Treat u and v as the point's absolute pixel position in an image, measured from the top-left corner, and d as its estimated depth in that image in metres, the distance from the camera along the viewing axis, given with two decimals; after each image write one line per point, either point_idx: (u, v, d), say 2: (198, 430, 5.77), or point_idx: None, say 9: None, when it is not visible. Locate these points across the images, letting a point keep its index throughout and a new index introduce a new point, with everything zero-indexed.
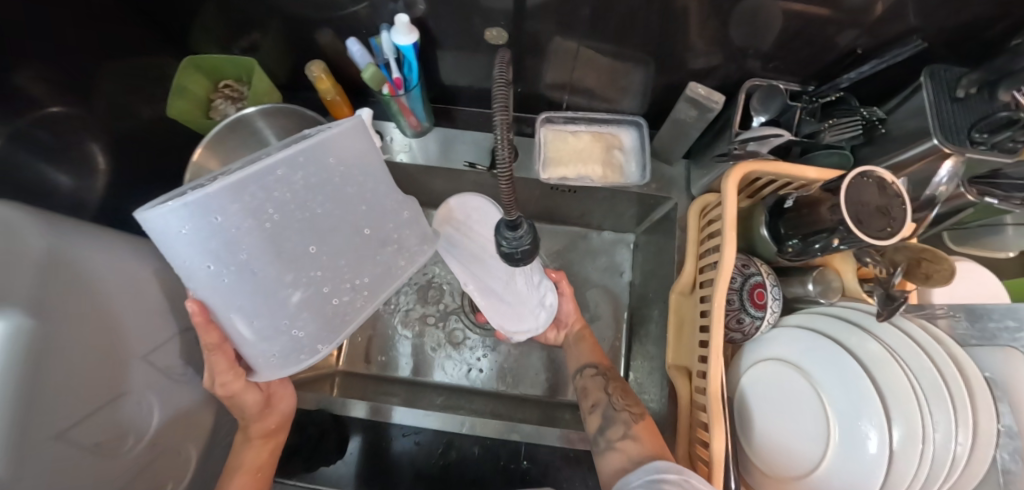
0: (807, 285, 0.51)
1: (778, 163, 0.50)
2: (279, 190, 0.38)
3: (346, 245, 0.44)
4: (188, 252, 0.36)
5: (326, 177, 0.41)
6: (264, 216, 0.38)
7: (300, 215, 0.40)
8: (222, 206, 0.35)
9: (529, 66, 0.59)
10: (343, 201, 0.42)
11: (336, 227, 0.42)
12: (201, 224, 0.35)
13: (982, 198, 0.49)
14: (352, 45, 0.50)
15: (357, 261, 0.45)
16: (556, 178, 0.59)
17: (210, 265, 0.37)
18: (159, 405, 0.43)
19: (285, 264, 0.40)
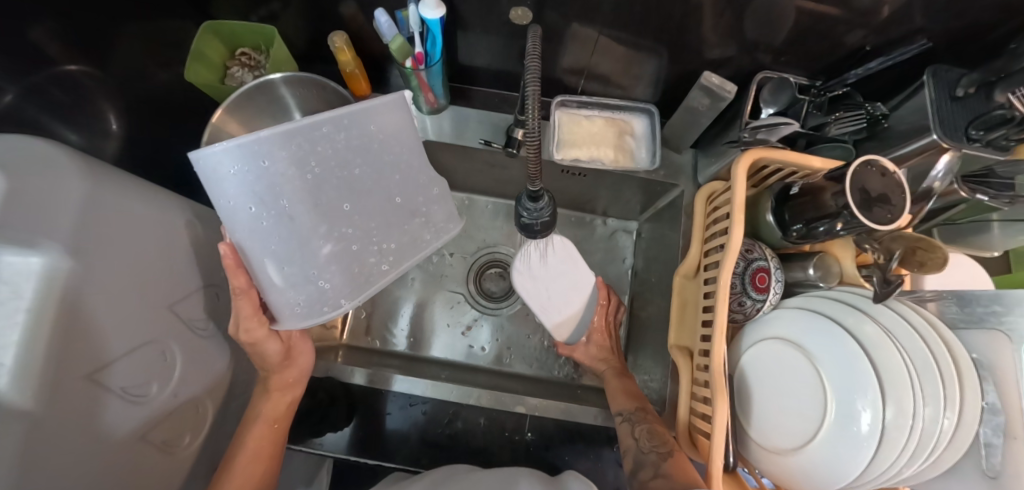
0: (807, 270, 0.53)
1: (787, 151, 0.52)
2: (322, 145, 0.40)
3: (381, 207, 0.45)
4: (234, 192, 0.37)
5: (366, 142, 0.42)
6: (309, 166, 0.39)
7: (339, 173, 0.41)
8: (272, 151, 0.37)
9: (547, 49, 0.60)
10: (381, 167, 0.44)
11: (371, 191, 0.44)
12: (250, 168, 0.37)
13: (975, 195, 0.52)
14: (380, 15, 0.51)
15: (386, 227, 0.46)
16: (569, 159, 0.61)
17: (252, 207, 0.38)
18: (181, 354, 0.43)
19: (319, 215, 0.41)
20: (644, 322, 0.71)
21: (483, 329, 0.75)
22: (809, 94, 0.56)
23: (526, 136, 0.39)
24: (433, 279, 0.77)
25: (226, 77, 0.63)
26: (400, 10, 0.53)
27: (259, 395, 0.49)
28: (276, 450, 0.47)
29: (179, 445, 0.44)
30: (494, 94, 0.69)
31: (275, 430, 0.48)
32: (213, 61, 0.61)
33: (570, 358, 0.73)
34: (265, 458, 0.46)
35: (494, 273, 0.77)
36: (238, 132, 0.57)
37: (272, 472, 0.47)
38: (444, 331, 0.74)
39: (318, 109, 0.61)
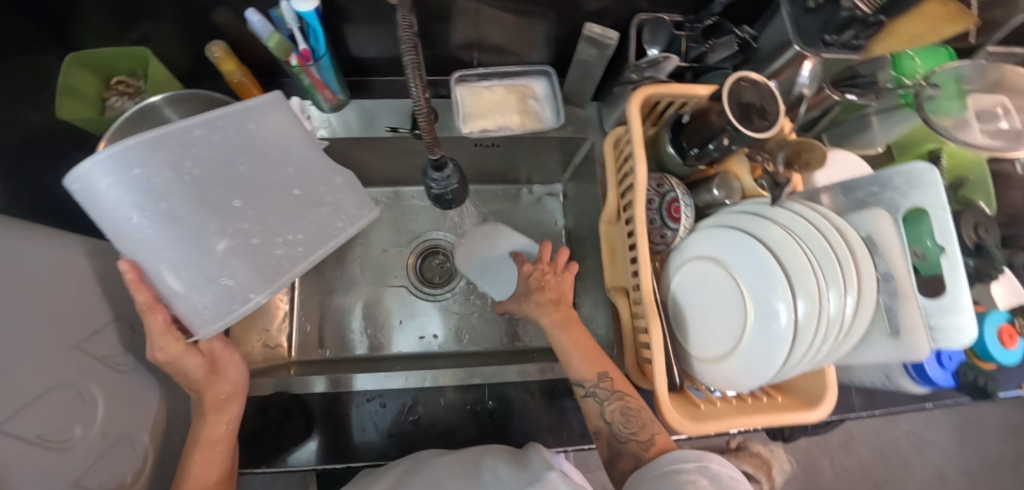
0: (713, 191, 0.57)
1: (673, 84, 0.55)
2: (199, 147, 0.39)
3: (276, 200, 0.44)
4: (112, 203, 0.36)
5: (248, 140, 0.43)
6: (184, 167, 0.38)
7: (223, 172, 0.41)
8: (144, 157, 0.36)
9: (436, 28, 0.61)
10: (267, 163, 0.44)
11: (264, 185, 0.44)
12: (124, 179, 0.36)
13: (846, 96, 0.57)
14: (251, 16, 0.49)
15: (289, 217, 0.45)
16: (478, 131, 0.61)
17: (136, 217, 0.36)
18: (102, 394, 0.39)
19: (208, 211, 0.40)
20: (584, 276, 0.73)
21: (433, 317, 0.75)
22: (685, 28, 0.57)
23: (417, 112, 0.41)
24: (373, 278, 0.76)
25: (106, 109, 0.60)
26: (273, 9, 0.52)
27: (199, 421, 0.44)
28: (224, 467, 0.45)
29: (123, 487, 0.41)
30: (394, 81, 0.69)
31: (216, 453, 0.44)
32: (86, 93, 0.58)
33: (523, 326, 0.74)
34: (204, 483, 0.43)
35: (435, 261, 0.78)
36: None
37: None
38: (393, 327, 0.74)
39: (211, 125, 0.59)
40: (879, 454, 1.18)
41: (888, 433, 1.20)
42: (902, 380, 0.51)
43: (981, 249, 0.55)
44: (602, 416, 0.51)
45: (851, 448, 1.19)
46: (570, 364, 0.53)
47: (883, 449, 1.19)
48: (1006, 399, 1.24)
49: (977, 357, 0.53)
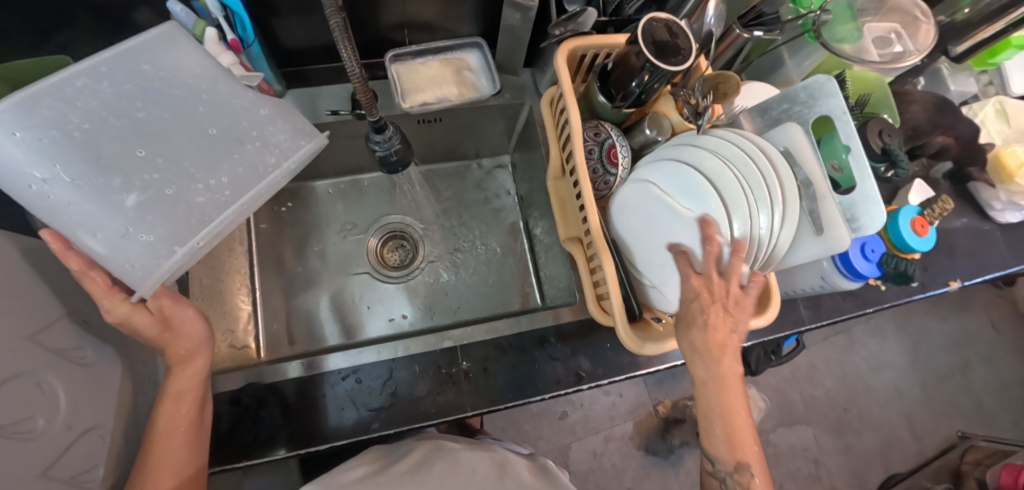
0: (646, 131, 0.60)
1: (595, 36, 0.57)
2: (84, 100, 0.38)
3: (187, 147, 0.44)
4: (7, 169, 0.35)
5: (143, 82, 0.42)
6: (72, 123, 0.38)
7: (122, 121, 0.41)
8: (31, 119, 0.36)
9: (364, 9, 0.62)
10: (171, 106, 0.44)
11: (173, 129, 0.44)
12: (15, 142, 0.35)
13: (752, 33, 0.62)
14: (173, 5, 0.51)
15: (207, 160, 0.46)
16: (418, 105, 0.63)
17: (39, 181, 0.37)
18: (63, 387, 0.38)
19: (110, 167, 0.40)
20: (540, 237, 0.75)
21: (400, 298, 0.75)
22: None
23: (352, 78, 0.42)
24: (335, 267, 0.76)
25: None
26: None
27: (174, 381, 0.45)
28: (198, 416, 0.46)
29: (96, 480, 0.40)
30: (329, 68, 0.70)
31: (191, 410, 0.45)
32: None
33: (490, 293, 0.76)
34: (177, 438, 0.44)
35: (395, 244, 0.79)
36: None
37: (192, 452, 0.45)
38: (361, 313, 0.73)
39: None
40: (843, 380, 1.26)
41: (848, 359, 1.28)
42: (836, 277, 0.58)
43: (887, 154, 0.61)
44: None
45: (818, 380, 1.26)
46: (712, 435, 0.52)
47: (845, 375, 1.27)
48: (944, 312, 1.35)
49: (896, 248, 0.59)
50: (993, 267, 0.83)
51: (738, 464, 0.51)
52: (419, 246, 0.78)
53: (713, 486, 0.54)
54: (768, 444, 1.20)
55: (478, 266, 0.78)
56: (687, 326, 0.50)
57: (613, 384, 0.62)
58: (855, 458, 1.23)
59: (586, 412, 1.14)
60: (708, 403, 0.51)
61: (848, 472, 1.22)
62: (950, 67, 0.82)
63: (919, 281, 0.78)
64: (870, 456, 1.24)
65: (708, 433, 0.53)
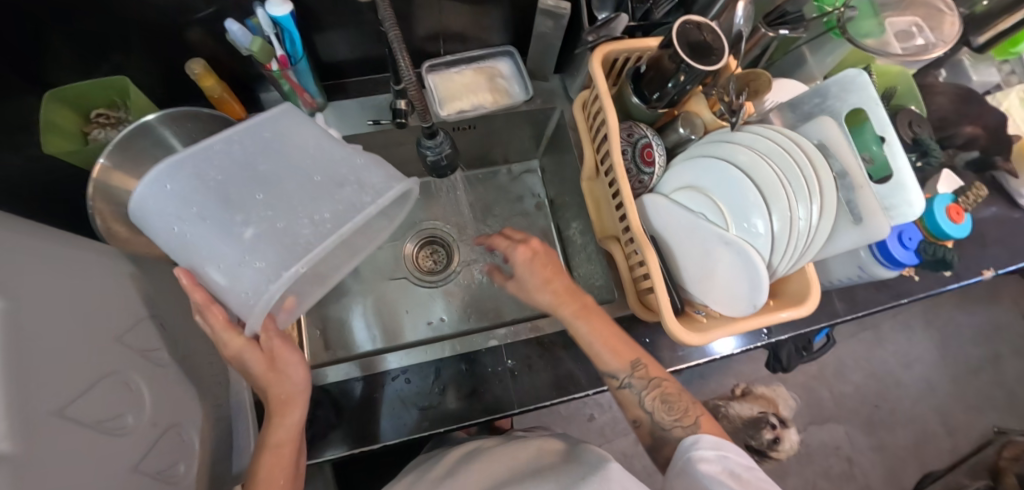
0: (679, 130, 0.61)
1: (626, 40, 0.59)
2: (224, 157, 0.43)
3: (296, 189, 0.45)
4: (160, 218, 0.42)
5: (264, 144, 0.46)
6: (208, 177, 0.42)
7: (245, 174, 0.44)
8: (191, 169, 0.42)
9: (401, 22, 0.65)
10: (290, 162, 0.46)
11: (284, 179, 0.45)
12: (169, 190, 0.41)
13: (779, 32, 0.63)
14: (230, 25, 0.52)
15: (312, 202, 0.44)
16: (455, 112, 0.65)
17: (181, 223, 0.41)
18: (146, 386, 0.40)
19: (233, 206, 0.42)
20: (574, 237, 0.76)
21: (438, 302, 0.77)
22: None
23: (408, 86, 0.45)
24: (373, 274, 0.78)
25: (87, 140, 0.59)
26: (248, 19, 0.55)
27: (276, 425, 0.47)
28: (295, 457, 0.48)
29: (177, 475, 0.42)
30: (366, 81, 0.73)
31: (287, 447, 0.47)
32: (68, 130, 0.57)
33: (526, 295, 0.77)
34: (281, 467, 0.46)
35: (432, 249, 0.81)
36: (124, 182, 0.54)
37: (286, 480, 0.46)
38: (401, 317, 0.75)
39: None
40: (870, 375, 1.26)
41: (877, 355, 1.27)
42: (874, 267, 0.58)
43: (920, 144, 0.62)
44: (640, 406, 0.52)
45: (847, 377, 1.25)
46: (596, 357, 0.53)
47: (874, 371, 1.26)
48: (972, 305, 1.34)
49: (933, 236, 0.60)
50: None
51: (633, 362, 0.52)
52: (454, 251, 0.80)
53: (632, 404, 0.53)
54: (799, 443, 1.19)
55: (511, 268, 0.79)
56: (528, 290, 0.54)
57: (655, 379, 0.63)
58: (890, 455, 1.21)
59: (614, 414, 1.14)
60: (587, 342, 0.53)
61: (883, 469, 1.20)
62: (972, 58, 0.83)
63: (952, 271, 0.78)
64: (904, 453, 1.22)
65: (600, 359, 0.53)
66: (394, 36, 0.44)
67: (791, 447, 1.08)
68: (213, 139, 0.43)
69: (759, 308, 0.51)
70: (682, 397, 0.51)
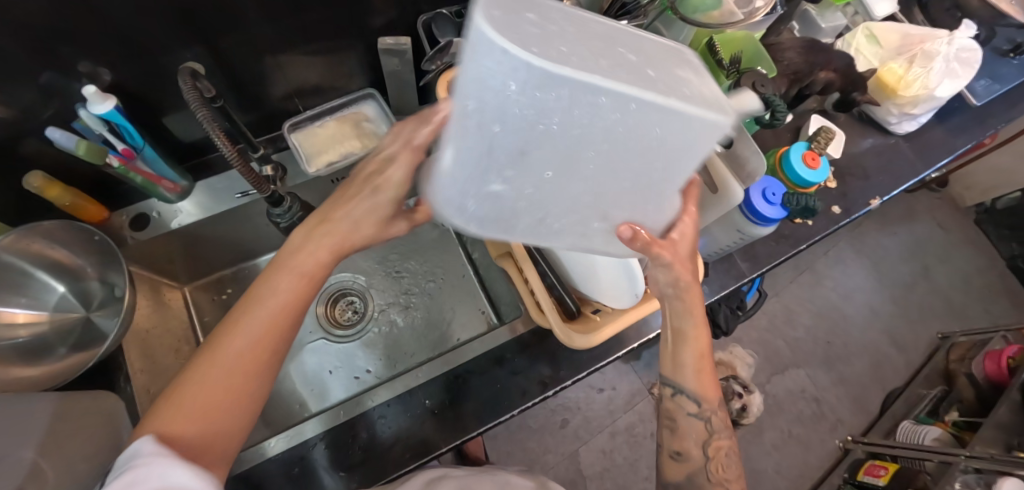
0: None
1: (467, 63, 0.60)
2: (518, 107, 0.30)
3: (585, 186, 0.36)
4: (494, 104, 0.30)
5: (569, 137, 0.32)
6: (486, 122, 0.31)
7: (541, 138, 0.32)
8: (496, 90, 0.29)
9: (251, 88, 0.64)
10: (537, 160, 0.33)
11: (533, 180, 0.35)
12: (493, 86, 0.29)
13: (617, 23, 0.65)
14: (49, 132, 0.50)
15: (561, 213, 0.38)
16: (324, 167, 0.65)
17: (536, 98, 0.29)
18: None
19: (533, 169, 0.34)
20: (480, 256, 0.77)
21: (362, 354, 0.75)
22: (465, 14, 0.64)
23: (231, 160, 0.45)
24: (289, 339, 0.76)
25: None
26: (76, 121, 0.54)
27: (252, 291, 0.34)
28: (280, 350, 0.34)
29: None
30: None
31: (270, 336, 0.33)
32: None
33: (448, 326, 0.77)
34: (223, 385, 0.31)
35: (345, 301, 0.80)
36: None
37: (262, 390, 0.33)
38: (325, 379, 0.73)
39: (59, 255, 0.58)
40: (817, 314, 1.31)
41: (819, 294, 1.32)
42: (750, 227, 0.61)
43: (766, 102, 0.65)
44: (701, 446, 0.50)
45: (797, 322, 1.29)
46: (682, 374, 0.49)
47: (820, 309, 1.31)
48: (893, 226, 1.42)
49: (796, 186, 0.63)
50: (907, 177, 0.88)
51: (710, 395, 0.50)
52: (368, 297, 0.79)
53: (693, 440, 0.50)
54: (767, 396, 1.22)
55: (428, 299, 0.79)
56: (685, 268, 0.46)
57: (578, 381, 0.64)
58: (852, 386, 1.26)
59: (584, 414, 1.14)
60: (686, 351, 0.48)
61: (849, 400, 1.25)
62: (817, 7, 0.87)
63: (842, 209, 0.82)
64: (865, 380, 1.27)
65: (674, 370, 0.50)
66: (204, 114, 0.45)
67: (757, 411, 1.05)
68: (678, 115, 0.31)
69: (641, 295, 0.51)
70: (734, 466, 0.51)
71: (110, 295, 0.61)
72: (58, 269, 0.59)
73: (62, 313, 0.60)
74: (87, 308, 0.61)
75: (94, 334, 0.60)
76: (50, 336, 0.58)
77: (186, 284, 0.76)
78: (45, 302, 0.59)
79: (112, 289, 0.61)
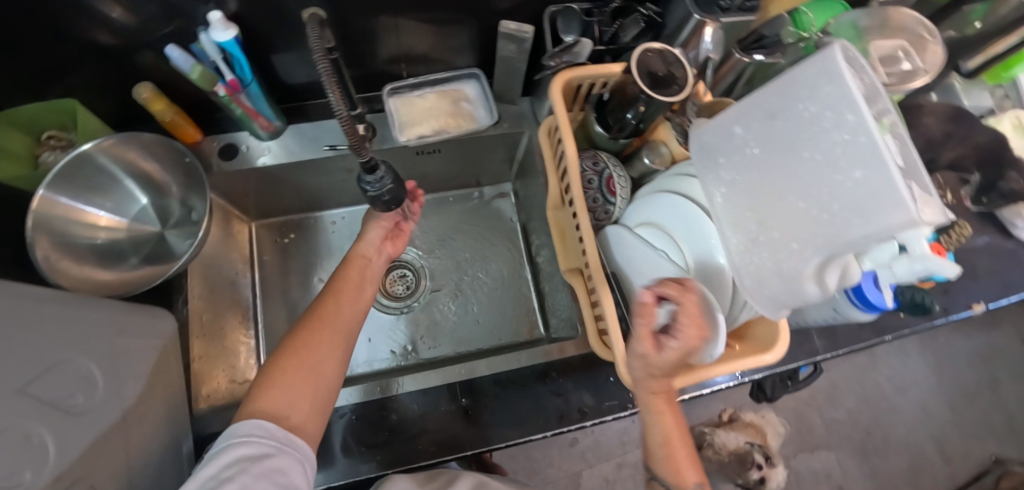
0: (645, 161, 0.58)
1: (589, 66, 0.57)
2: (756, 151, 0.43)
3: (771, 215, 0.42)
4: (721, 145, 0.46)
5: (799, 171, 0.39)
6: (746, 148, 0.44)
7: (762, 178, 0.43)
8: (740, 141, 0.44)
9: (359, 45, 0.63)
10: (798, 178, 0.39)
11: (779, 197, 0.41)
12: (734, 137, 0.45)
13: (752, 59, 0.61)
14: (171, 50, 0.50)
15: (795, 230, 0.40)
16: (415, 138, 0.63)
17: (740, 157, 0.45)
18: (56, 440, 0.36)
19: (752, 194, 0.44)
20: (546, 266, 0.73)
21: (403, 331, 0.74)
22: (595, 15, 0.61)
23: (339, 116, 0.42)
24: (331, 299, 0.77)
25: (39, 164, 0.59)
26: (195, 44, 0.54)
27: (310, 314, 0.50)
28: (340, 355, 0.49)
29: None
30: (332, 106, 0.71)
31: (335, 346, 0.49)
32: (14, 153, 0.57)
33: (494, 324, 0.75)
34: (293, 376, 0.45)
35: (397, 274, 0.78)
36: (69, 212, 0.54)
37: (325, 389, 0.46)
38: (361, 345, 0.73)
39: (152, 170, 0.60)
40: (863, 401, 1.22)
41: (870, 380, 1.23)
42: (850, 310, 0.55)
43: None
44: None
45: (838, 401, 1.21)
46: (655, 459, 0.53)
47: (867, 396, 1.22)
48: (970, 328, 1.30)
49: None
50: None
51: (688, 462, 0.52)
52: (421, 277, 0.78)
53: None
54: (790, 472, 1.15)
55: (477, 295, 0.77)
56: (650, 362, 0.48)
57: (618, 420, 0.60)
58: (884, 485, 1.17)
59: (596, 439, 1.11)
60: (652, 434, 0.53)
61: None
62: (965, 83, 0.80)
63: (942, 306, 0.75)
64: (900, 483, 1.18)
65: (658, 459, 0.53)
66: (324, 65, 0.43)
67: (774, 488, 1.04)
68: (851, 188, 0.35)
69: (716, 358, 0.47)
70: None
71: (187, 218, 0.62)
72: (146, 181, 0.61)
73: (139, 226, 0.60)
74: (162, 225, 0.62)
75: (165, 251, 0.60)
76: (125, 245, 0.59)
77: (253, 220, 0.77)
78: (125, 210, 0.60)
79: (191, 212, 0.62)
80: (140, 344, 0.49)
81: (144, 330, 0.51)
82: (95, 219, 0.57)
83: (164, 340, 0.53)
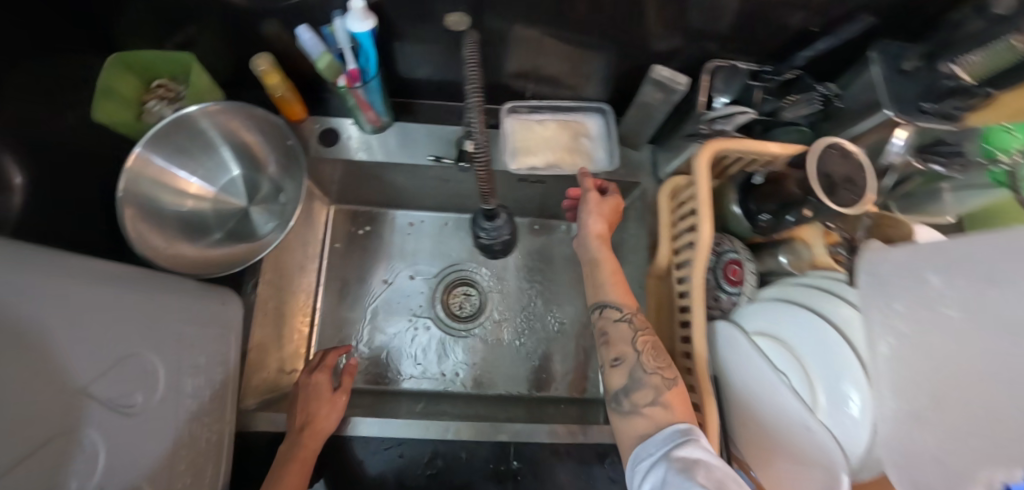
0: (779, 258, 0.51)
1: (745, 140, 0.50)
2: (951, 310, 0.34)
3: (950, 398, 0.33)
4: (913, 289, 0.38)
5: (996, 358, 0.29)
6: (942, 302, 0.35)
7: (948, 345, 0.33)
8: (937, 294, 0.35)
9: (489, 54, 0.58)
10: (991, 367, 0.29)
11: (966, 380, 0.31)
12: (931, 283, 0.36)
13: (929, 166, 0.49)
14: (302, 32, 0.48)
15: (971, 429, 0.30)
16: (525, 168, 0.58)
17: (931, 310, 0.36)
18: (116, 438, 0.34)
19: (934, 362, 0.34)
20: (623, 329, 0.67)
21: (456, 355, 0.71)
22: (761, 80, 0.54)
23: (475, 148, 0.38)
24: (389, 302, 0.73)
25: (143, 113, 0.57)
26: (326, 26, 0.50)
27: None
28: None
29: None
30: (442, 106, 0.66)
31: None
32: (125, 95, 0.56)
33: (552, 372, 0.71)
34: None
35: (462, 292, 0.74)
36: (163, 173, 0.52)
37: None
38: (411, 361, 0.71)
39: (254, 143, 0.58)
40: None
41: None
42: None
43: None
44: None
45: None
46: None
47: None
48: None
49: None
50: None
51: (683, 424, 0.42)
52: (486, 304, 0.74)
53: None
54: None
55: (539, 335, 0.73)
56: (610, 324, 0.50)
57: None
58: None
59: None
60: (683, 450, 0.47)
61: None
62: None
63: None
64: None
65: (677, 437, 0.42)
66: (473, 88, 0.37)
67: None
68: None
69: None
70: None
71: (274, 197, 0.60)
72: (243, 152, 0.58)
73: (226, 199, 0.58)
74: (248, 200, 0.59)
75: (248, 229, 0.58)
76: (209, 217, 0.56)
77: (333, 203, 0.75)
78: (214, 179, 0.57)
79: (280, 192, 0.60)
80: (207, 331, 0.47)
81: (214, 317, 0.48)
82: (185, 185, 0.54)
83: (228, 327, 0.51)
